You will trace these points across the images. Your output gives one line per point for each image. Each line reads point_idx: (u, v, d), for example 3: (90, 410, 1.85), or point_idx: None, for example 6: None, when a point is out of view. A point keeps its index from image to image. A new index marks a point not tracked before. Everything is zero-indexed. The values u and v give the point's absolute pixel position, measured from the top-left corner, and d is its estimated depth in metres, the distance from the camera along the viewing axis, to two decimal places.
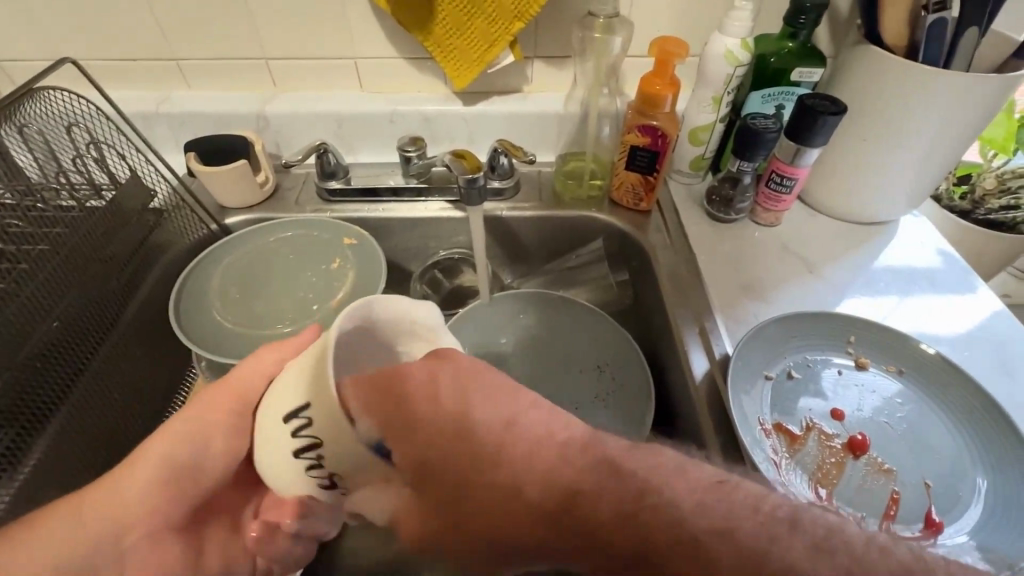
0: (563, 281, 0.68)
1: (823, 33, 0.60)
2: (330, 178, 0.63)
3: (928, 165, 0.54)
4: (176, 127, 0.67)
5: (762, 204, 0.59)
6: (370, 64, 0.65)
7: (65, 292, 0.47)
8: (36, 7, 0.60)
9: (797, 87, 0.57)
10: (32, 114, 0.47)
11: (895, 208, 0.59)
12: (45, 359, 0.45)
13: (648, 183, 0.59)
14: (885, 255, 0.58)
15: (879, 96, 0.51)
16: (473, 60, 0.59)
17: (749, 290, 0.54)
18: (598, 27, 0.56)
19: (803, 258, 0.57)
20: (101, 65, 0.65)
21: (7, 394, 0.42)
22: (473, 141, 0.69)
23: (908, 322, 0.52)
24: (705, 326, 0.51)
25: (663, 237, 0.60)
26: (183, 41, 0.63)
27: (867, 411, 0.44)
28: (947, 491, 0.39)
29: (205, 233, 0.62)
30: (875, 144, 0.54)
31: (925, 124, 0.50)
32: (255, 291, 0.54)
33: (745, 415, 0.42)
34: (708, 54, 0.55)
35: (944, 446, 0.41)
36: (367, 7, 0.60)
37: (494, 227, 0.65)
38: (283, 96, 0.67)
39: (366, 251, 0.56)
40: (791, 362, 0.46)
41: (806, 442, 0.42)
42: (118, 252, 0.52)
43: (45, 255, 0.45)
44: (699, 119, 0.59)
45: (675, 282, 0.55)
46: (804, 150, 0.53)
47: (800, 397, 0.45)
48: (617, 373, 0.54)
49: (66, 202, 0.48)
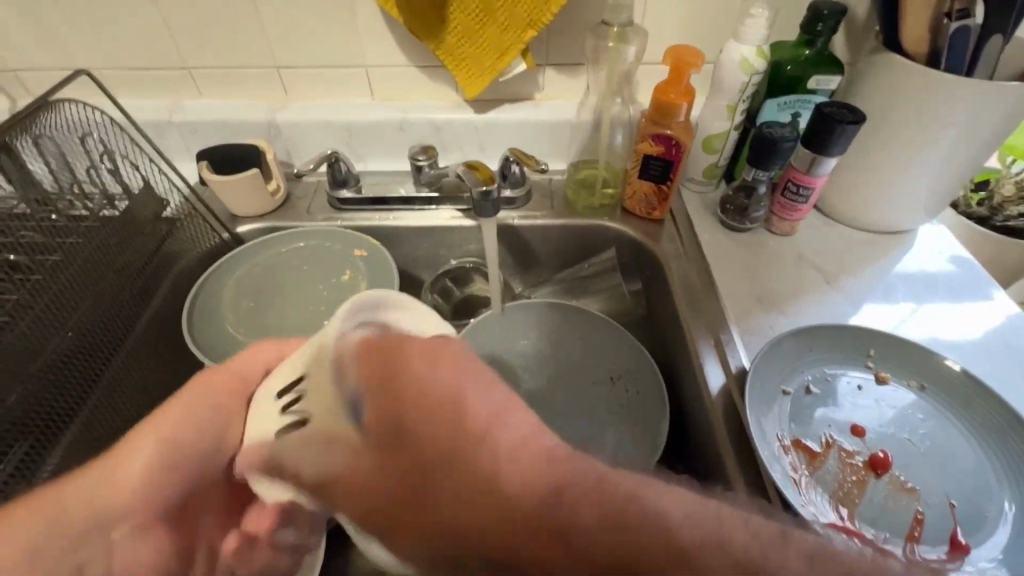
0: (575, 290, 0.67)
1: (839, 39, 0.59)
2: (340, 187, 0.63)
3: (951, 172, 0.52)
4: (188, 136, 0.67)
5: (778, 213, 0.58)
6: (380, 73, 0.65)
7: (78, 303, 0.47)
8: (52, 18, 0.60)
9: (813, 95, 0.56)
10: (47, 126, 0.47)
11: (914, 217, 0.58)
12: (59, 370, 0.45)
13: (661, 192, 0.59)
14: (905, 264, 0.57)
15: (901, 106, 0.50)
16: (485, 69, 0.59)
17: (764, 300, 0.53)
18: (612, 36, 0.56)
19: (818, 269, 0.56)
20: (112, 74, 0.65)
21: (20, 406, 0.42)
22: (483, 150, 0.68)
23: (925, 330, 0.51)
24: (720, 338, 0.50)
25: (676, 247, 0.59)
26: (195, 51, 0.63)
27: (888, 426, 0.43)
28: (974, 510, 0.38)
29: (217, 242, 0.62)
30: (894, 153, 0.53)
31: (947, 131, 0.49)
32: (267, 301, 0.54)
33: (763, 432, 0.41)
34: (723, 62, 0.54)
35: (970, 464, 0.40)
36: (378, 14, 0.60)
37: (504, 236, 0.65)
38: (293, 104, 0.67)
39: (378, 261, 0.55)
40: (810, 376, 0.46)
41: (826, 459, 0.41)
42: (130, 262, 0.52)
43: (58, 265, 0.45)
44: (713, 127, 0.58)
45: (688, 292, 0.55)
46: (821, 159, 0.52)
47: (819, 411, 0.44)
48: (629, 387, 0.54)
49: (80, 212, 0.48)
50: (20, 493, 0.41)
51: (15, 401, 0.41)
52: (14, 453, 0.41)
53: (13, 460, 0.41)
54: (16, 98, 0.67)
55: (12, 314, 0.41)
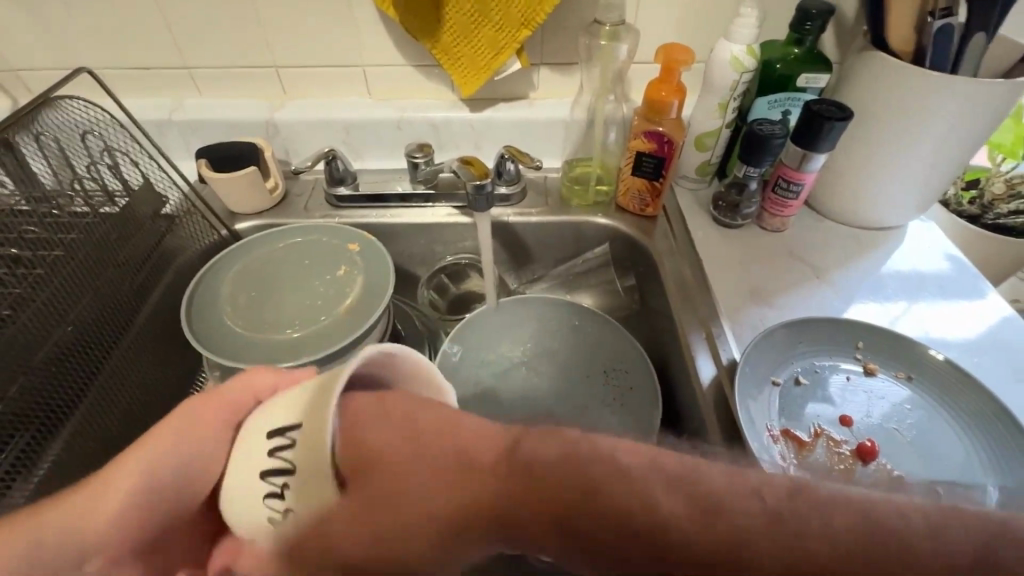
0: (569, 286, 0.68)
1: (828, 36, 0.60)
2: (339, 184, 0.64)
3: (938, 168, 0.53)
4: (188, 135, 0.68)
5: (769, 209, 0.59)
6: (378, 72, 0.66)
7: (79, 296, 0.47)
8: (52, 18, 0.61)
9: (803, 93, 0.57)
10: (49, 124, 0.48)
11: (904, 213, 0.59)
12: (60, 362, 0.45)
13: (654, 189, 0.60)
14: (895, 261, 0.58)
15: (889, 103, 0.51)
16: (480, 68, 0.60)
17: (756, 295, 0.54)
18: (605, 34, 0.57)
19: (809, 264, 0.57)
20: (113, 73, 0.66)
21: (22, 397, 0.42)
22: (479, 148, 0.69)
23: (914, 327, 0.51)
24: (712, 331, 0.51)
25: (669, 243, 0.60)
26: (194, 50, 0.64)
27: (875, 417, 0.44)
28: (957, 497, 0.38)
29: (216, 239, 0.62)
30: (881, 151, 0.54)
31: (933, 129, 0.50)
32: (265, 295, 0.55)
33: (753, 421, 0.42)
34: (714, 60, 0.55)
35: (955, 453, 0.41)
36: (374, 13, 0.61)
37: (500, 232, 0.65)
38: (292, 103, 0.68)
39: (373, 256, 0.56)
40: (799, 367, 0.46)
41: (815, 448, 0.42)
42: (130, 257, 0.52)
43: (60, 260, 0.46)
44: (705, 125, 0.59)
45: (680, 287, 0.55)
46: (811, 155, 0.53)
47: (808, 402, 0.45)
48: (623, 379, 0.54)
49: (80, 208, 0.49)
50: (20, 483, 0.42)
51: (16, 392, 0.42)
52: (14, 447, 0.42)
53: (12, 453, 0.42)
54: (17, 98, 0.68)
55: (13, 307, 0.42)
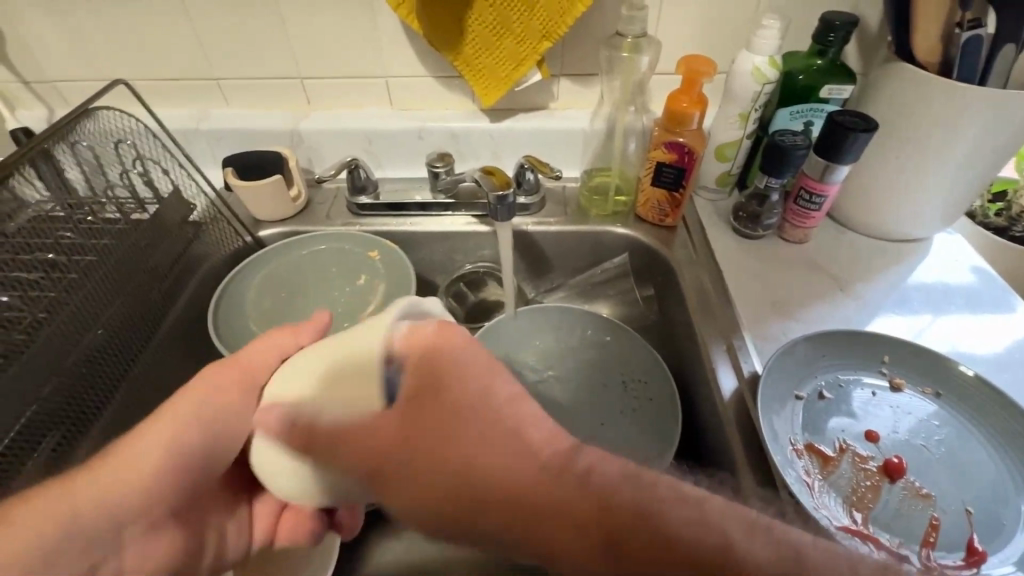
0: (586, 295, 0.68)
1: (852, 50, 0.61)
2: (360, 193, 0.65)
3: (964, 182, 0.53)
4: (214, 143, 0.70)
5: (791, 221, 0.59)
6: (400, 83, 0.67)
7: (110, 301, 0.48)
8: (90, 32, 0.64)
9: (825, 104, 0.57)
10: (85, 133, 0.49)
11: (929, 225, 0.58)
12: (90, 365, 0.46)
13: (674, 199, 0.60)
14: (920, 273, 0.57)
15: (916, 115, 0.50)
16: (501, 79, 0.61)
17: (778, 306, 0.53)
18: (626, 46, 0.57)
19: (832, 276, 0.57)
20: (144, 85, 0.68)
21: (55, 398, 0.44)
22: (498, 157, 0.70)
23: (941, 341, 0.50)
24: (733, 343, 0.50)
25: (688, 253, 0.60)
26: (223, 63, 0.66)
27: (903, 432, 0.43)
28: (990, 517, 0.38)
29: (240, 245, 0.64)
30: (906, 164, 0.53)
31: (962, 141, 0.49)
32: (291, 300, 0.56)
33: (776, 436, 0.41)
34: (736, 72, 0.55)
35: (986, 471, 0.40)
36: (398, 24, 0.62)
37: (520, 241, 0.66)
38: (314, 113, 0.69)
39: (394, 264, 0.57)
40: (823, 381, 0.46)
41: (840, 465, 0.41)
42: (159, 263, 0.54)
43: (92, 265, 0.47)
44: (725, 136, 0.59)
45: (701, 298, 0.55)
46: (833, 167, 0.53)
47: (832, 417, 0.44)
48: (643, 389, 0.54)
49: (112, 214, 0.50)
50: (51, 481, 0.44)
51: (50, 393, 0.43)
52: (46, 445, 0.43)
53: (45, 451, 0.43)
54: (52, 106, 0.70)
55: (49, 310, 0.43)
